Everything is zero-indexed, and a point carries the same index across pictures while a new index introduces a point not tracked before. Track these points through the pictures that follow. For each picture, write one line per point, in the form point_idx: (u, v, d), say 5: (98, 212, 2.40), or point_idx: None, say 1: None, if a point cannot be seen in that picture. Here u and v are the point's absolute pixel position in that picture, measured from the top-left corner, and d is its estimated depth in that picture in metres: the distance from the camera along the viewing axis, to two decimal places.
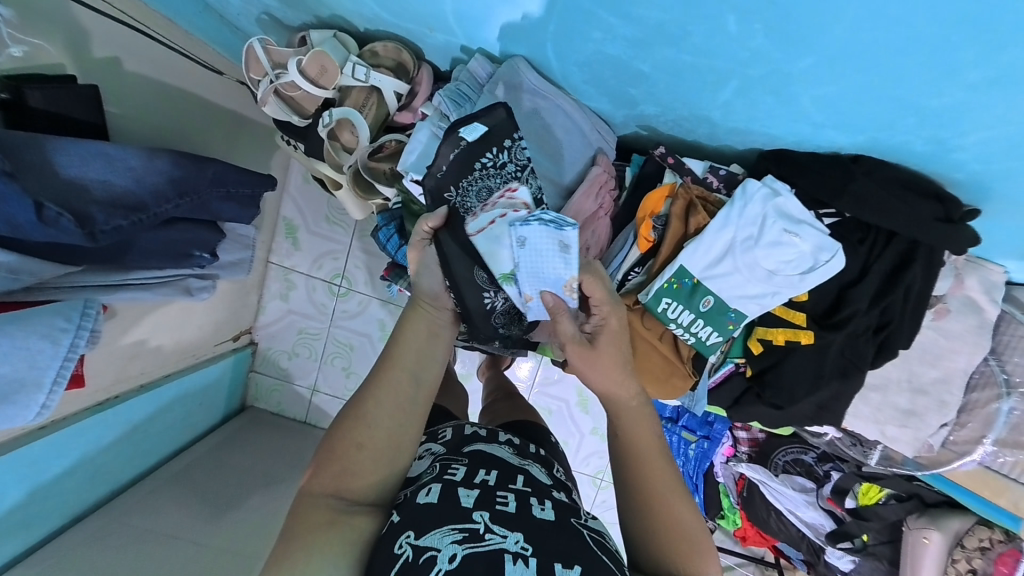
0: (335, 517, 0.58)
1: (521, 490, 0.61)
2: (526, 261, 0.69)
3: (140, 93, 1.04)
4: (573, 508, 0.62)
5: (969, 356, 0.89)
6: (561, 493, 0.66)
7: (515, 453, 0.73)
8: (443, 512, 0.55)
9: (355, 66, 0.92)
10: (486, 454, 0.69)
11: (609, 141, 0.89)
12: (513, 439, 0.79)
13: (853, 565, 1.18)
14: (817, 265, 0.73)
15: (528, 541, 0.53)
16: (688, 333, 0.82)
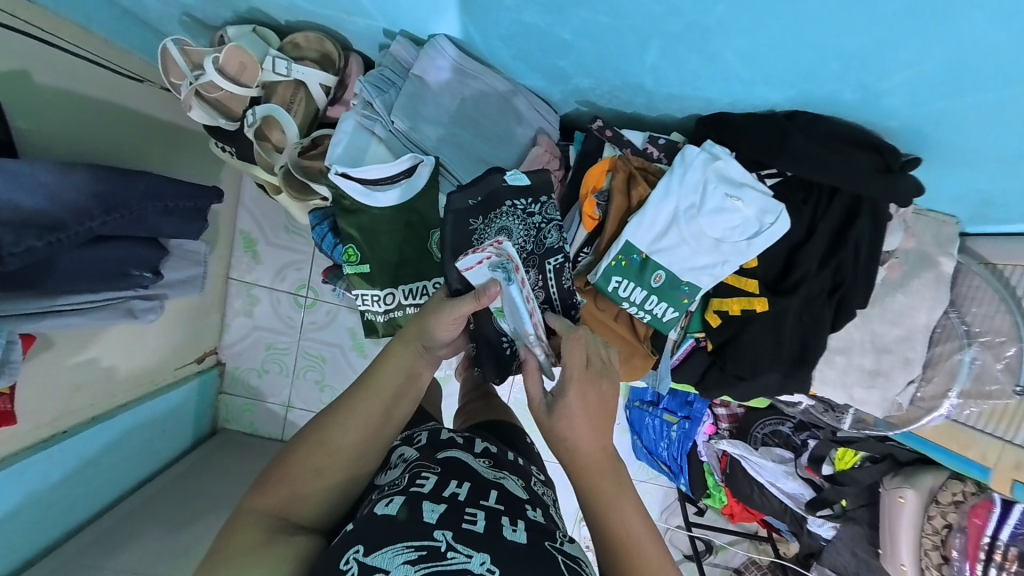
0: (271, 539, 0.52)
1: (493, 507, 0.56)
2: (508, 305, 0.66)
3: (57, 107, 0.97)
4: (547, 532, 0.55)
5: (930, 311, 0.88)
6: (536, 510, 0.59)
7: (491, 465, 0.66)
8: (400, 526, 0.50)
9: (275, 60, 0.87)
10: (462, 464, 0.63)
11: (551, 120, 0.85)
12: (490, 447, 0.72)
13: (834, 531, 1.18)
14: (762, 229, 0.71)
15: (494, 562, 0.48)
16: (643, 311, 0.79)
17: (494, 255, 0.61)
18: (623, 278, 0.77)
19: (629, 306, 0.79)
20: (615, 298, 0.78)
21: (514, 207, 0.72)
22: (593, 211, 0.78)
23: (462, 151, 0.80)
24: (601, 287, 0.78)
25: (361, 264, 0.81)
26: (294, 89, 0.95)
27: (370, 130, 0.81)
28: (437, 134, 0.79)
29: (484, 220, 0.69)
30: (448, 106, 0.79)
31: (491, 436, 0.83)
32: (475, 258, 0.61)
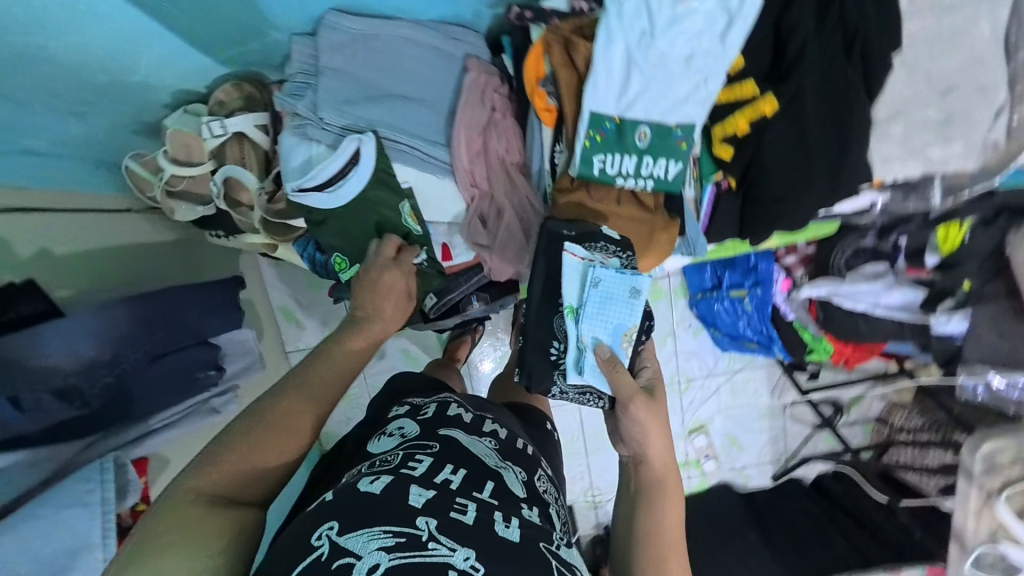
0: (209, 514, 0.48)
1: (487, 500, 0.53)
2: (594, 305, 0.73)
3: (86, 264, 1.04)
4: (546, 535, 0.53)
5: (993, 14, 0.70)
6: (534, 508, 0.57)
7: (496, 450, 0.64)
8: (381, 506, 0.48)
9: (209, 125, 0.90)
10: (459, 445, 0.60)
11: (473, 43, 0.83)
12: (500, 432, 0.70)
13: (966, 325, 1.02)
14: (735, 18, 0.61)
15: (479, 560, 0.46)
16: (643, 178, 0.71)
17: (590, 253, 0.73)
18: (606, 153, 0.69)
19: (625, 181, 0.71)
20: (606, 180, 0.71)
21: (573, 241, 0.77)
22: (546, 102, 0.72)
23: (399, 111, 0.78)
24: (586, 175, 0.71)
25: (353, 266, 0.81)
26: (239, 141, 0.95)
27: (304, 137, 0.77)
28: (367, 109, 0.77)
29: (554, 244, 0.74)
30: (370, 80, 0.78)
31: (514, 420, 0.81)
32: (581, 249, 0.73)
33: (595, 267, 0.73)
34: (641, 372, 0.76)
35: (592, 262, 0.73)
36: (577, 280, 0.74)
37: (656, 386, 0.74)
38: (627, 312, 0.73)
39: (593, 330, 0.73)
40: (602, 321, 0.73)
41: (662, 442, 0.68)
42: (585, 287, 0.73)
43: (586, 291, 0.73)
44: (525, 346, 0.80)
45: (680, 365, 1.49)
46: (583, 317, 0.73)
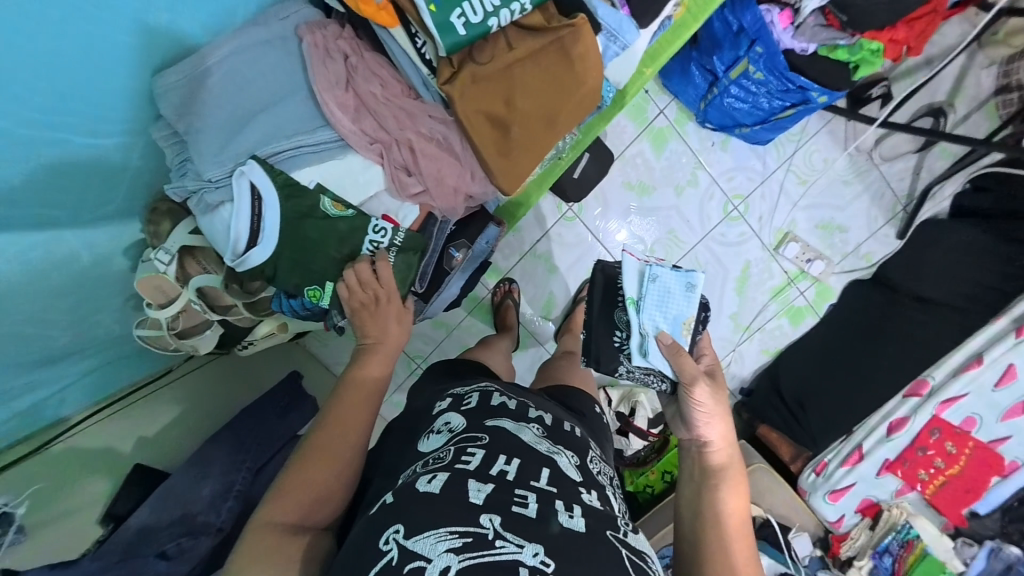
0: (280, 540, 0.57)
1: (546, 489, 0.51)
2: (653, 295, 0.94)
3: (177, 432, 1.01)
4: (612, 521, 0.51)
5: None
6: (593, 491, 0.54)
7: (544, 435, 0.61)
8: (442, 506, 0.46)
9: (157, 256, 0.85)
10: (508, 433, 0.57)
11: (294, 12, 0.76)
12: (546, 414, 0.66)
13: None
14: None
15: (548, 555, 0.43)
16: (510, 2, 0.66)
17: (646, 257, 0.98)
18: (461, 2, 0.64)
19: (496, 18, 0.66)
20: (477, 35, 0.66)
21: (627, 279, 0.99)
22: (374, 3, 0.66)
23: (265, 122, 0.72)
24: (457, 45, 0.66)
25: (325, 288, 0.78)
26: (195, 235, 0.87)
27: (206, 206, 0.73)
28: (242, 139, 0.72)
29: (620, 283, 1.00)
30: (227, 113, 0.72)
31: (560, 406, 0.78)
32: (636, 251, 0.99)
33: (650, 264, 0.96)
34: (701, 359, 0.92)
35: (644, 269, 0.96)
36: (636, 282, 0.96)
37: (717, 370, 0.90)
38: (685, 303, 0.93)
39: (654, 319, 0.93)
40: (660, 308, 0.93)
41: (726, 430, 0.82)
42: (645, 283, 0.95)
43: (646, 287, 0.95)
44: (590, 337, 1.00)
45: (728, 190, 1.52)
46: (640, 306, 0.94)
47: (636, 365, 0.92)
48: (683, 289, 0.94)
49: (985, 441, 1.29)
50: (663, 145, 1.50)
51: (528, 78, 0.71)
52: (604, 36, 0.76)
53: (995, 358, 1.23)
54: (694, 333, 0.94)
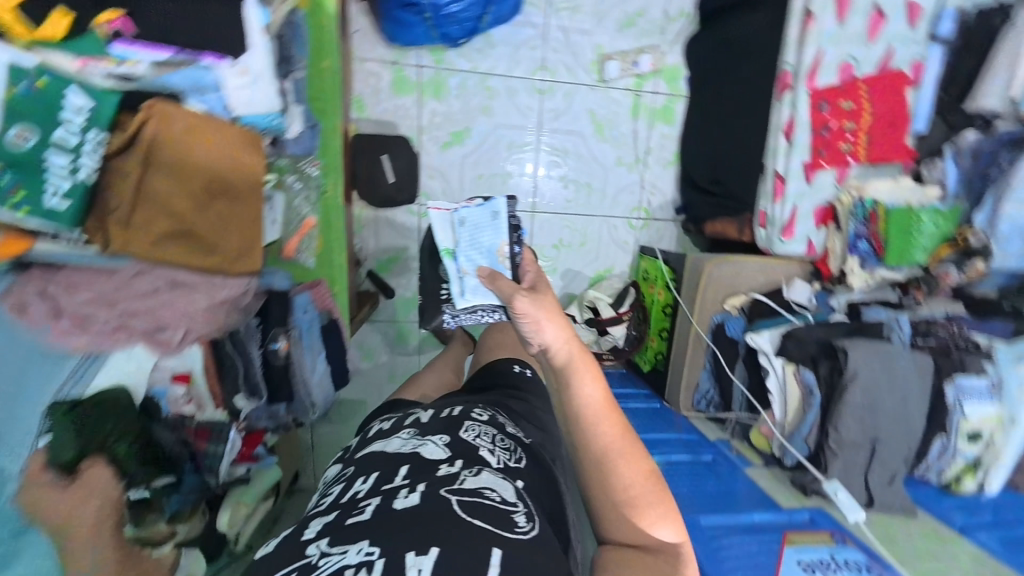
0: None
1: (396, 482, 0.65)
2: (463, 237, 1.05)
3: None
4: (450, 480, 0.65)
5: None
6: (447, 461, 0.69)
7: (411, 436, 0.77)
8: (277, 557, 0.55)
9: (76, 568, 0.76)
10: (374, 455, 0.73)
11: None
12: (417, 419, 0.83)
13: None
14: None
15: (371, 547, 0.53)
16: (77, 157, 0.71)
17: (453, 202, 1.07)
18: (36, 190, 0.69)
19: (81, 174, 0.72)
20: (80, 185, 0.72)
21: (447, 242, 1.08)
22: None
23: (27, 400, 0.76)
24: (66, 217, 0.72)
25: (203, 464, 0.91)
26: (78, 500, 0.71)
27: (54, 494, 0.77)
28: (22, 425, 0.75)
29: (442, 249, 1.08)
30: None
31: (474, 397, 0.96)
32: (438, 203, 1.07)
33: (454, 208, 1.06)
34: (525, 278, 1.00)
35: (455, 212, 1.06)
36: (449, 224, 1.05)
37: (538, 282, 0.98)
38: (495, 234, 1.04)
39: (470, 255, 1.03)
40: (473, 247, 1.04)
41: (560, 326, 0.85)
42: (455, 228, 1.05)
43: (459, 232, 1.06)
44: (426, 296, 1.12)
45: (525, 74, 1.75)
46: (453, 253, 1.04)
47: (460, 306, 1.03)
48: (490, 220, 1.04)
49: (874, 74, 1.45)
50: (447, 89, 1.69)
51: (157, 196, 0.77)
52: (194, 96, 0.78)
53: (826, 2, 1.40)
54: (510, 258, 1.02)
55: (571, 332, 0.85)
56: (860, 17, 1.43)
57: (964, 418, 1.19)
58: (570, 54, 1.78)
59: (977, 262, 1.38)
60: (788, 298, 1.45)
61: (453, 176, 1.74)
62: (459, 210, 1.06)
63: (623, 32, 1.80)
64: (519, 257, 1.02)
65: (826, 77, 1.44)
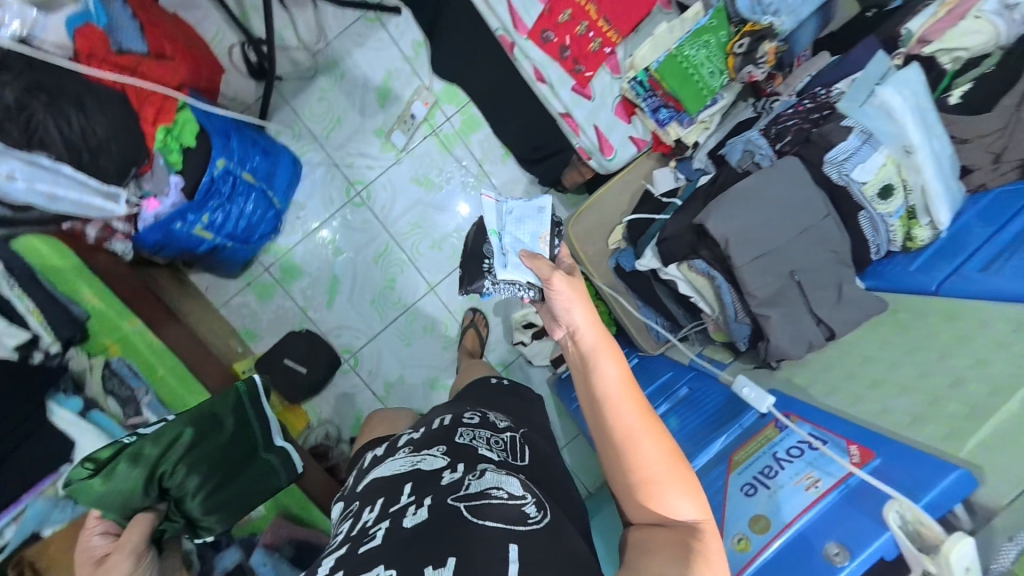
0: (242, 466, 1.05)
1: (404, 504, 0.75)
2: (508, 224, 1.18)
3: None
4: (456, 487, 0.75)
5: None
6: (450, 471, 0.80)
7: (411, 456, 0.87)
8: None
9: None
10: (382, 479, 0.84)
11: None
12: (416, 437, 0.94)
13: None
14: None
15: (390, 568, 0.64)
16: None
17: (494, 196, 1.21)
18: None
19: None
20: (110, 447, 0.92)
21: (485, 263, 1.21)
22: None
23: None
24: None
25: None
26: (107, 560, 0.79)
27: None
28: None
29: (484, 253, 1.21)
30: None
31: (458, 403, 1.06)
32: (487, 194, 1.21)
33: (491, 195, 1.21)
34: (561, 261, 1.13)
35: (501, 203, 1.22)
36: (493, 212, 1.19)
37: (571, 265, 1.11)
38: (540, 223, 1.18)
39: (511, 240, 1.16)
40: (518, 239, 1.16)
41: (589, 309, 0.93)
42: (498, 213, 1.20)
43: (503, 218, 1.19)
44: (464, 271, 1.25)
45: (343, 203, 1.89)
46: (498, 238, 1.17)
47: (500, 277, 1.13)
48: (536, 213, 1.19)
49: None
50: (298, 267, 1.84)
51: None
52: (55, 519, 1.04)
53: None
54: (552, 245, 1.15)
55: (597, 316, 0.92)
56: None
57: (862, 185, 1.19)
58: (364, 156, 1.91)
59: (771, 39, 1.30)
60: (658, 195, 1.52)
61: (355, 318, 1.88)
62: (502, 203, 1.22)
63: (387, 105, 1.92)
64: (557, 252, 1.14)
65: (532, 11, 1.43)
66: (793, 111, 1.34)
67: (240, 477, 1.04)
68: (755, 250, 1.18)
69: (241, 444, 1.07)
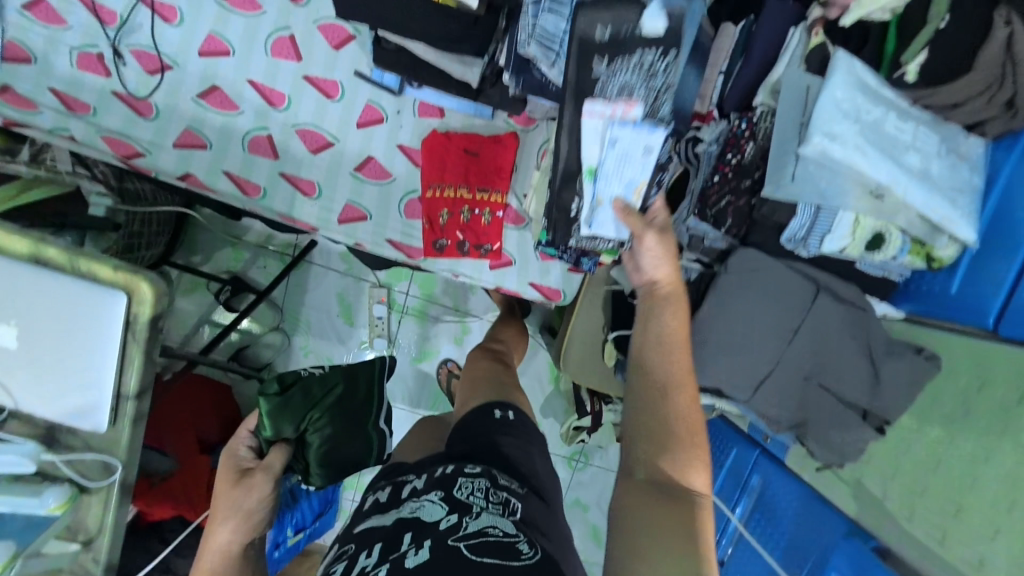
0: (354, 427, 1.20)
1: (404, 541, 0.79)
2: (620, 130, 0.92)
3: None
4: (456, 532, 0.80)
5: None
6: (450, 518, 0.84)
7: (403, 496, 0.95)
8: None
9: None
10: (372, 530, 0.86)
11: None
12: (410, 480, 1.00)
13: None
14: None
15: None
16: None
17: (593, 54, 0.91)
18: None
19: None
20: (291, 374, 1.13)
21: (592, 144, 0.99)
22: None
23: None
24: None
25: None
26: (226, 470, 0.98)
27: None
28: None
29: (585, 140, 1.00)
30: None
31: (457, 450, 1.09)
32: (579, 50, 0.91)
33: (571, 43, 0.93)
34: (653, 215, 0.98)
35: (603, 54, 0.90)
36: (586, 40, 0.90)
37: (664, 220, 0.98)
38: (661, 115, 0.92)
39: (611, 169, 0.95)
40: (622, 156, 0.94)
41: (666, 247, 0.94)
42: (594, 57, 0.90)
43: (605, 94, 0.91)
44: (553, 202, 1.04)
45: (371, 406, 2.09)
46: (594, 169, 0.95)
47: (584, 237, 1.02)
48: (643, 91, 0.90)
49: (439, 134, 1.31)
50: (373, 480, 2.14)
51: None
52: None
53: (360, 191, 1.33)
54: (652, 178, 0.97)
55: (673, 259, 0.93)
56: (360, 190, 1.33)
57: (841, 251, 0.95)
58: None
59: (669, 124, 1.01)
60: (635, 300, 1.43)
61: None
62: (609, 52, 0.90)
63: (356, 320, 2.07)
64: (653, 198, 0.98)
65: (415, 231, 1.37)
66: (720, 180, 1.11)
67: (347, 448, 1.17)
68: (753, 380, 1.06)
69: (357, 394, 1.24)
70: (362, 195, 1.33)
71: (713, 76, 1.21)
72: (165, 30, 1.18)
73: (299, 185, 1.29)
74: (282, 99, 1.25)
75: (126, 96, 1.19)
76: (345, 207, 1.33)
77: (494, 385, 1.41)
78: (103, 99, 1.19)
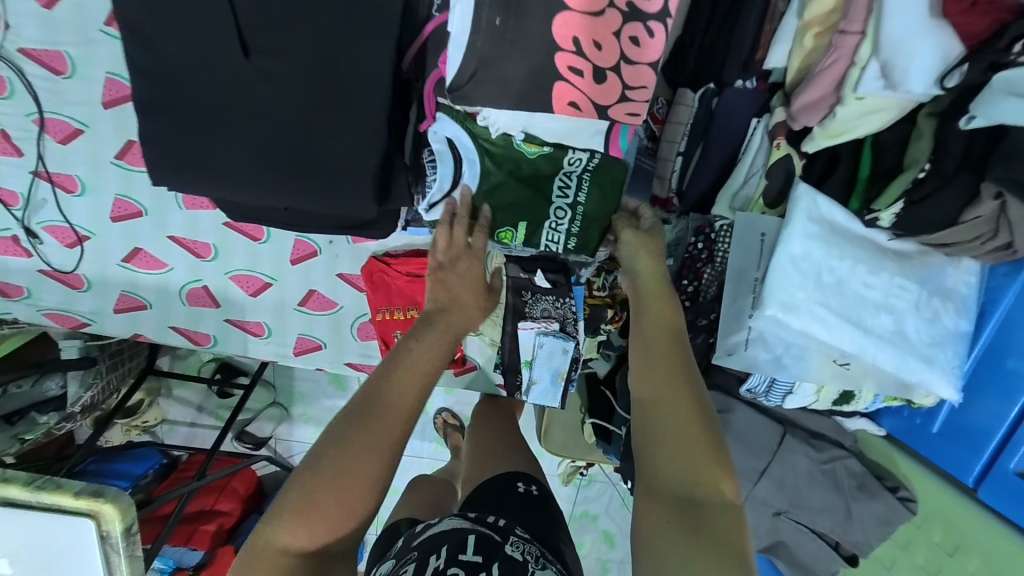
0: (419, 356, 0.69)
1: (470, 560, 0.65)
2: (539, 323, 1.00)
3: None
4: (523, 568, 0.66)
5: None
6: (513, 549, 0.69)
7: (469, 518, 0.76)
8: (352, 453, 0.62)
9: None
10: (433, 538, 0.72)
11: None
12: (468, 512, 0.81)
13: None
14: None
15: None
16: None
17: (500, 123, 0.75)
18: None
19: None
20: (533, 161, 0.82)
21: (540, 305, 0.99)
22: None
23: None
24: None
25: None
26: (454, 265, 0.83)
27: None
28: None
29: (532, 299, 0.99)
30: None
31: (508, 502, 0.88)
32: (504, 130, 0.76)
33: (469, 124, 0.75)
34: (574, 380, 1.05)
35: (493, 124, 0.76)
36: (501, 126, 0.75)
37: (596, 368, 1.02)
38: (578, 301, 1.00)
39: (540, 351, 1.02)
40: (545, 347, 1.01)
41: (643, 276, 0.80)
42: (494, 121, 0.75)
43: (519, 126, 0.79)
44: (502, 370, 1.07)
45: None
46: (526, 360, 1.03)
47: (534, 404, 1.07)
48: (561, 298, 0.99)
49: (375, 258, 1.22)
50: None
51: None
52: None
53: (310, 322, 1.28)
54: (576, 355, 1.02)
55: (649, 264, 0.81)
56: (310, 322, 1.28)
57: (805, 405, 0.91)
58: None
59: (606, 320, 1.05)
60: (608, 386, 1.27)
61: None
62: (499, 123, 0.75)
63: (346, 385, 2.03)
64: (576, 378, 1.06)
65: (373, 352, 1.32)
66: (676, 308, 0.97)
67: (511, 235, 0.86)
68: None
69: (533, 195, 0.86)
70: (313, 328, 1.29)
71: (670, 159, 0.95)
72: (72, 202, 1.11)
73: (248, 328, 1.27)
74: (208, 250, 1.18)
75: (54, 273, 1.17)
76: (298, 340, 1.29)
77: (514, 447, 1.11)
78: (35, 279, 1.17)
